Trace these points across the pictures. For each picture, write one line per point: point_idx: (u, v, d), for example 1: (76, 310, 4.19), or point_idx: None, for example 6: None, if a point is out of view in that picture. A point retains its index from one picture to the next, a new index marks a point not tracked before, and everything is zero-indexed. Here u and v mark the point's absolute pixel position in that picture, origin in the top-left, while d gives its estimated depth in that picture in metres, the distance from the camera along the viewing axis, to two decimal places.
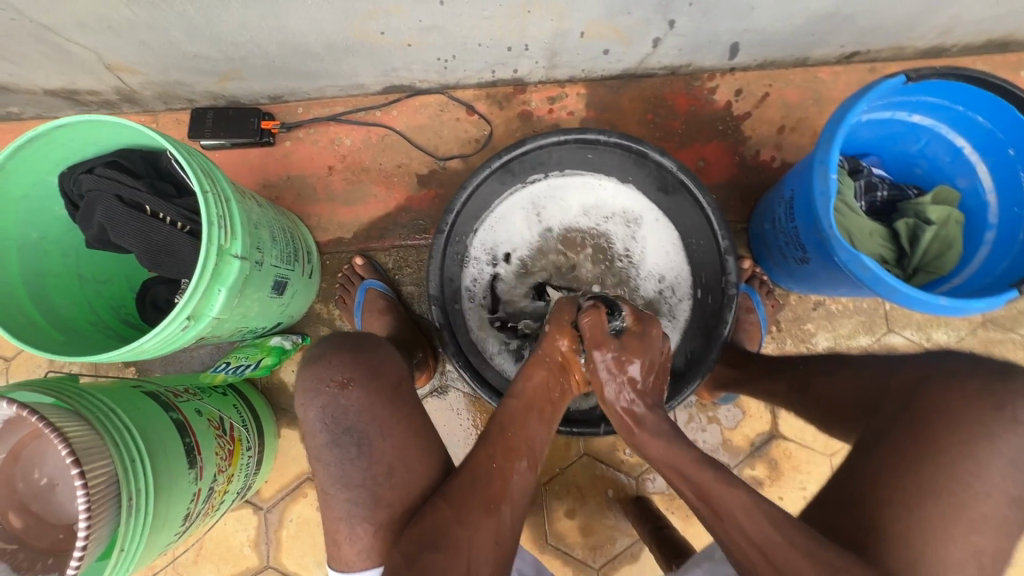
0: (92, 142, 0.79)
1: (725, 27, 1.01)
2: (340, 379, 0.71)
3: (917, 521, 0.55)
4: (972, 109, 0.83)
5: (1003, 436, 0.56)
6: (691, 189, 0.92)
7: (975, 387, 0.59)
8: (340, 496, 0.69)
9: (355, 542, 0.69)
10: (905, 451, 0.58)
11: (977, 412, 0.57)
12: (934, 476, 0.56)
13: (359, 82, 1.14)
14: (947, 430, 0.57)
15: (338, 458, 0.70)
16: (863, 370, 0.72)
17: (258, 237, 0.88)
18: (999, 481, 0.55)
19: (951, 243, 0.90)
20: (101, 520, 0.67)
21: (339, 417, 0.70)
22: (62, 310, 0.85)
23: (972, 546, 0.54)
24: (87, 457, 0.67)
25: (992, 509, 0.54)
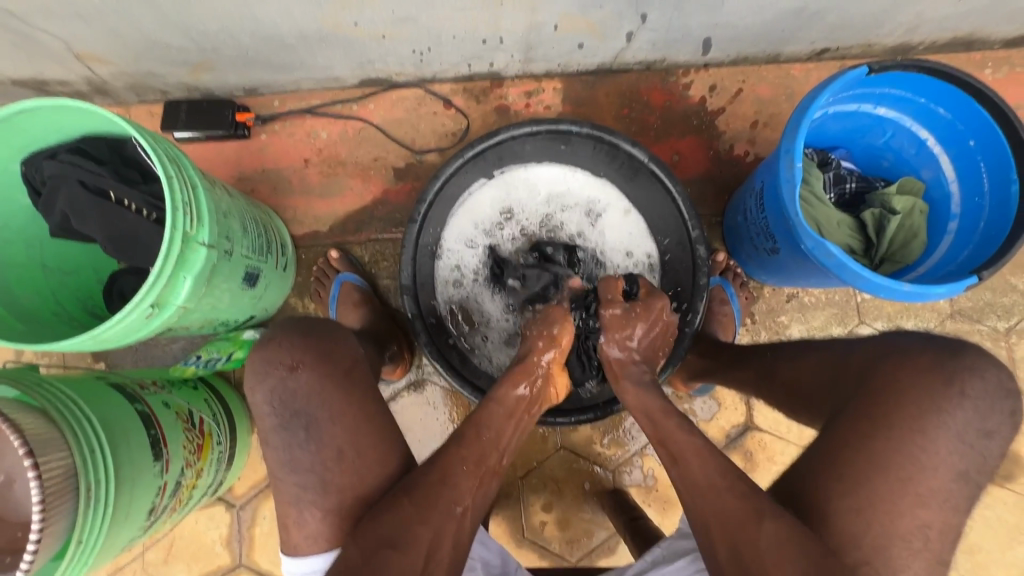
0: (56, 129, 0.78)
1: (696, 21, 1.02)
2: (290, 361, 0.69)
3: (871, 498, 0.59)
4: (933, 101, 0.85)
5: (951, 411, 0.60)
6: (662, 179, 0.92)
7: (926, 363, 0.62)
8: (289, 479, 0.68)
9: (305, 525, 0.68)
10: (865, 432, 0.61)
11: (928, 387, 0.61)
12: (886, 453, 0.60)
13: (335, 75, 1.14)
14: (898, 406, 0.61)
15: (285, 441, 0.68)
16: (830, 358, 0.73)
17: (228, 226, 0.87)
18: (945, 456, 0.59)
19: (916, 232, 0.91)
20: (56, 513, 0.66)
21: (287, 400, 0.68)
22: (24, 300, 0.83)
23: (916, 518, 0.59)
24: (41, 448, 0.65)
25: (938, 482, 0.59)
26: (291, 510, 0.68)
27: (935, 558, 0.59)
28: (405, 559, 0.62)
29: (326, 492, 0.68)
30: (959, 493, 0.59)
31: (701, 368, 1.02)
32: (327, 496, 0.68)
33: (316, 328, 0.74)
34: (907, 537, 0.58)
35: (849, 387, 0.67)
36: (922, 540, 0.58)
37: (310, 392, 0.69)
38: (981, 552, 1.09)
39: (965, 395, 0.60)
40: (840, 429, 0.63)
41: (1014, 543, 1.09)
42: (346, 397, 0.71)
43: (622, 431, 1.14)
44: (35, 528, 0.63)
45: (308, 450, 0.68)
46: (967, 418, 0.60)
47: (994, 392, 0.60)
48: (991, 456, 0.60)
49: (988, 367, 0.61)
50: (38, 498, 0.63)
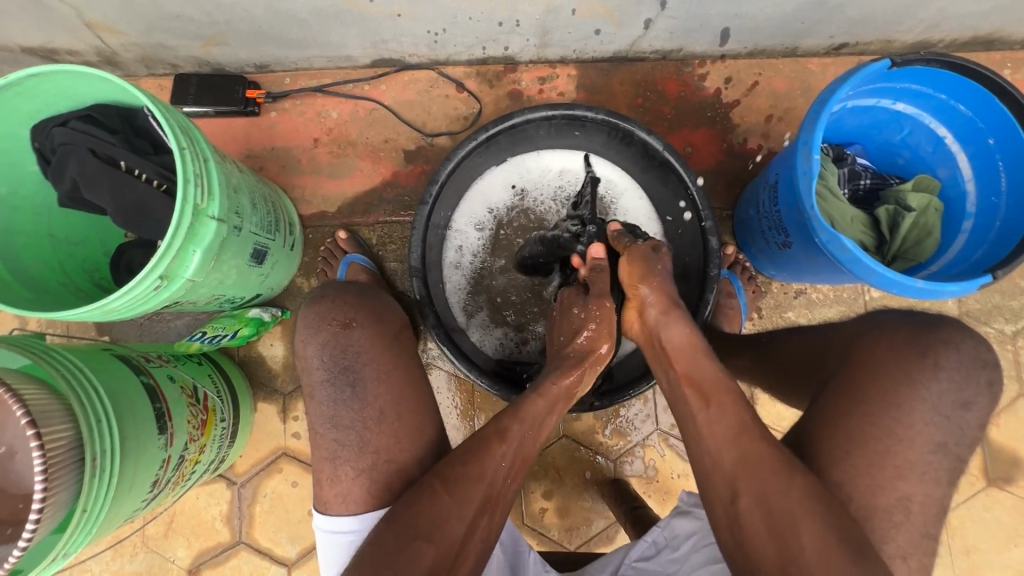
0: (67, 95, 0.77)
1: (715, 10, 1.01)
2: (342, 318, 0.74)
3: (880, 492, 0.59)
4: (954, 97, 0.85)
5: (924, 383, 0.60)
6: (677, 169, 0.92)
7: (899, 340, 0.63)
8: (328, 435, 0.70)
9: (337, 483, 0.69)
10: (842, 406, 0.61)
11: (900, 361, 0.61)
12: (861, 426, 0.60)
13: (347, 53, 1.12)
14: (872, 379, 0.61)
15: (332, 397, 0.71)
16: (819, 340, 0.74)
17: (237, 201, 0.86)
18: (920, 427, 0.59)
19: (930, 230, 0.91)
20: (59, 484, 0.66)
21: (338, 355, 0.72)
22: (31, 269, 0.82)
23: (918, 512, 0.58)
24: (43, 419, 0.66)
25: (946, 477, 0.58)
26: (328, 471, 0.69)
27: (918, 531, 0.58)
28: (410, 538, 0.62)
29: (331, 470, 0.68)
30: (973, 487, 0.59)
31: None
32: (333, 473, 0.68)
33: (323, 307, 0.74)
34: (887, 510, 0.58)
35: (834, 366, 0.67)
36: (903, 513, 0.58)
37: (361, 350, 0.72)
38: (978, 553, 1.09)
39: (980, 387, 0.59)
40: (821, 409, 0.63)
41: (1010, 544, 1.09)
42: (355, 377, 0.71)
43: (624, 421, 1.14)
44: (37, 497, 0.63)
45: None
46: (943, 391, 0.60)
47: (968, 363, 0.60)
48: (968, 427, 0.60)
49: (964, 340, 0.61)
50: (40, 470, 0.64)
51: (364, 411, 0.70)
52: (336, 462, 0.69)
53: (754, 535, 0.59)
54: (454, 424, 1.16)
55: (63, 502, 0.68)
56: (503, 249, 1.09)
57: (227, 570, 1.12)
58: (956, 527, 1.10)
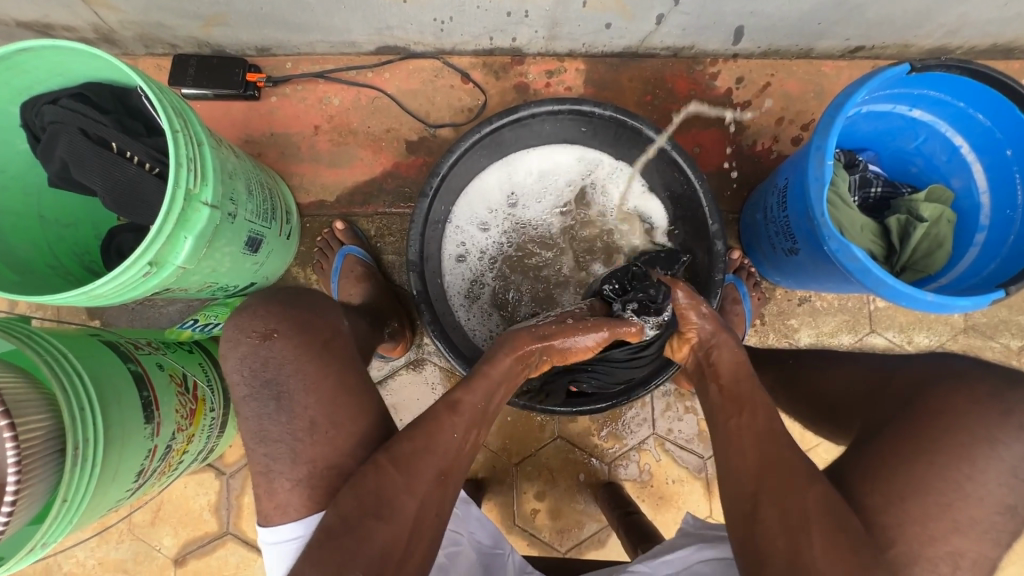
0: (58, 71, 0.75)
1: (730, 8, 0.98)
2: (263, 329, 0.68)
3: (896, 518, 0.56)
4: (973, 106, 0.82)
5: (1007, 442, 0.56)
6: (684, 169, 0.89)
7: (983, 393, 0.58)
8: (258, 450, 0.66)
9: (275, 495, 0.65)
10: (902, 451, 0.58)
11: (983, 416, 0.57)
12: (927, 477, 0.56)
13: (351, 39, 1.09)
14: (947, 431, 0.57)
15: (256, 412, 0.67)
16: (871, 374, 0.72)
17: (232, 188, 0.83)
18: (993, 487, 0.55)
19: (941, 242, 0.89)
20: (35, 475, 0.65)
21: (257, 367, 0.67)
22: (20, 251, 0.80)
23: (950, 547, 0.55)
24: (19, 409, 0.64)
25: (981, 514, 0.55)
26: (278, 479, 0.66)
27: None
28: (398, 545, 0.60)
29: (318, 473, 0.65)
30: (1004, 527, 0.55)
31: None
32: (321, 472, 0.65)
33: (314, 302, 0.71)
34: (933, 562, 0.55)
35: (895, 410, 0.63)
36: (952, 568, 0.55)
37: (283, 362, 0.67)
38: None
39: (998, 410, 0.56)
40: (881, 450, 0.60)
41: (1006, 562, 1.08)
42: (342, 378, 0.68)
43: (620, 424, 1.12)
44: (8, 489, 0.62)
45: (305, 423, 0.66)
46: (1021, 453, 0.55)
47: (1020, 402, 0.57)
48: None
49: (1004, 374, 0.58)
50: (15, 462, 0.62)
51: (292, 422, 0.66)
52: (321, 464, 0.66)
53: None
54: None
55: (40, 492, 0.66)
56: (505, 244, 1.07)
57: (213, 561, 1.10)
58: None
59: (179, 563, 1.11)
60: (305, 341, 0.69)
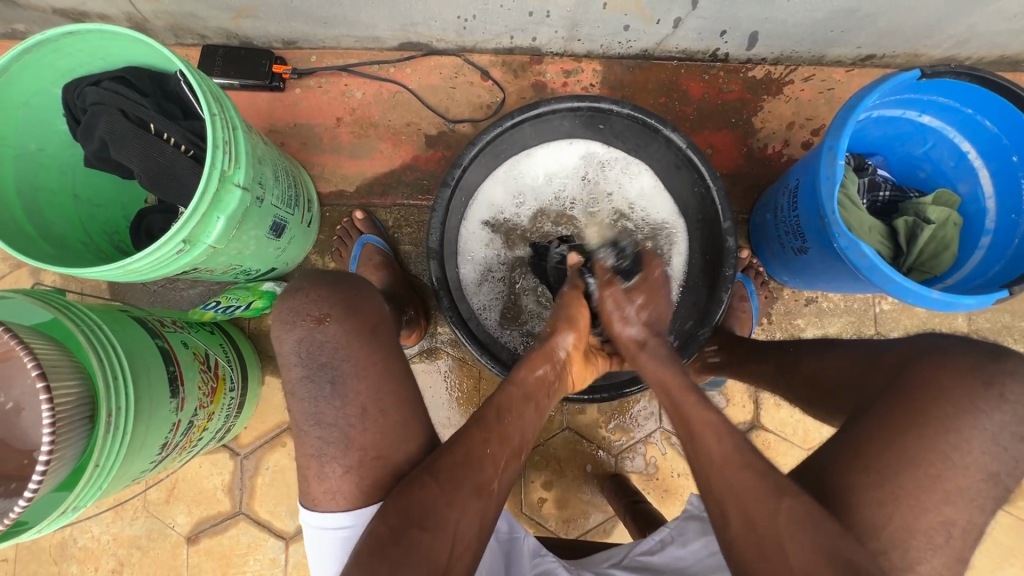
0: (101, 55, 0.78)
1: (745, 13, 1.01)
2: (317, 313, 0.69)
3: (893, 491, 0.57)
4: (980, 112, 0.85)
5: (987, 412, 0.58)
6: (699, 168, 0.92)
7: (966, 366, 0.60)
8: (312, 433, 0.68)
9: (325, 479, 0.68)
10: (896, 424, 0.60)
11: (968, 389, 0.59)
12: (918, 449, 0.58)
13: (375, 34, 1.13)
14: (934, 401, 0.59)
15: (295, 387, 0.69)
16: (861, 357, 0.73)
17: (261, 172, 0.86)
18: (977, 455, 0.57)
19: (947, 244, 0.91)
20: (66, 440, 0.67)
21: (313, 350, 0.69)
22: (56, 227, 0.83)
23: (942, 517, 0.56)
24: (54, 374, 0.67)
25: (967, 480, 0.57)
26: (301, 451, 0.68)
27: (953, 555, 0.56)
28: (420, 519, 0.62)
29: (337, 453, 0.68)
30: (989, 494, 0.57)
31: (716, 362, 1.02)
32: (346, 448, 0.68)
33: (349, 283, 0.74)
34: (929, 534, 0.56)
35: (884, 385, 0.66)
36: (944, 537, 0.56)
37: (338, 345, 0.69)
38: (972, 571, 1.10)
39: (1013, 404, 0.58)
40: (874, 422, 0.62)
41: (1004, 563, 1.10)
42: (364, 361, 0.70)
43: (628, 417, 1.15)
44: (43, 450, 0.64)
45: (323, 401, 0.68)
46: (1004, 422, 0.58)
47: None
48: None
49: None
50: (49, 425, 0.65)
51: (345, 408, 0.68)
52: (340, 440, 0.68)
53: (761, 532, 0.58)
54: (458, 410, 1.16)
55: (70, 456, 0.69)
56: (520, 236, 1.10)
57: (225, 540, 1.13)
58: None
59: (192, 541, 1.13)
60: (346, 326, 0.70)
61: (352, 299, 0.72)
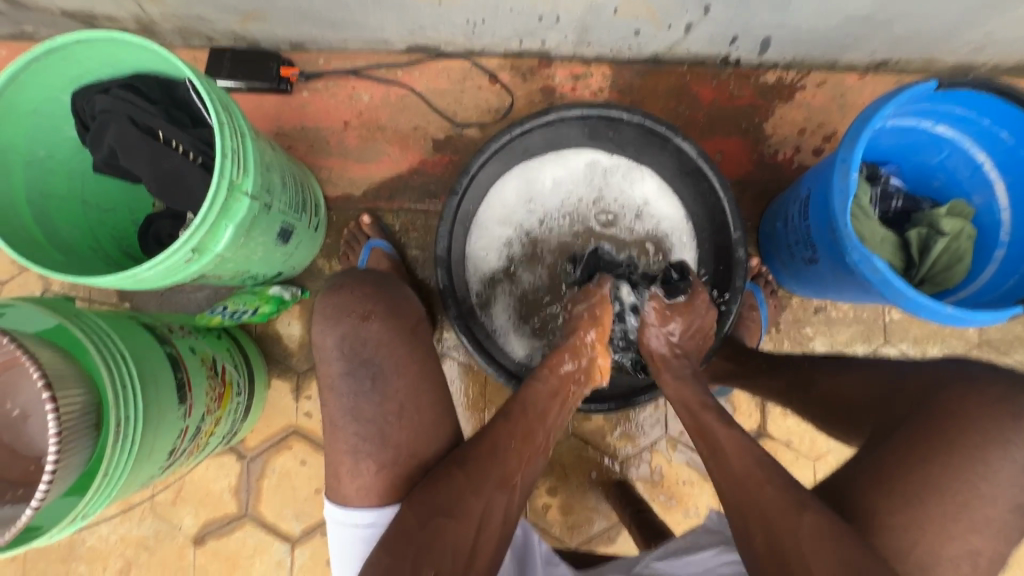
0: (109, 62, 0.78)
1: (758, 19, 1.00)
2: (361, 310, 0.71)
3: (921, 518, 0.59)
4: (997, 124, 0.83)
5: (1016, 444, 0.59)
6: (710, 178, 0.91)
7: (994, 398, 0.61)
8: (349, 429, 0.68)
9: (359, 476, 0.68)
10: (922, 452, 0.60)
11: (996, 418, 0.60)
12: (947, 479, 0.59)
13: (384, 37, 1.12)
14: (962, 433, 0.60)
15: None
16: (881, 378, 0.72)
17: (269, 179, 0.86)
18: (1005, 487, 0.59)
19: (960, 257, 0.90)
20: (71, 448, 0.67)
21: (357, 346, 0.69)
22: (66, 234, 0.83)
23: (969, 545, 0.58)
24: (58, 382, 0.67)
25: (995, 512, 0.58)
26: None
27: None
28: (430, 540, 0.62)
29: (343, 462, 0.68)
30: (1012, 524, 0.59)
31: (724, 373, 1.00)
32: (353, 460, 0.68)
33: (390, 283, 0.73)
34: (954, 561, 0.58)
35: (907, 409, 0.65)
36: (970, 565, 0.58)
37: (380, 342, 0.70)
38: None
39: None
40: (898, 448, 0.62)
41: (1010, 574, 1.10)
42: (368, 376, 0.69)
43: (634, 424, 1.14)
44: (50, 457, 0.64)
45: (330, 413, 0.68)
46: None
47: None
48: None
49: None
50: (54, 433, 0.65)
51: (384, 405, 0.68)
52: (346, 453, 0.68)
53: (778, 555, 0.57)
54: (464, 416, 1.16)
55: (76, 463, 0.69)
56: (527, 241, 1.09)
57: (231, 542, 1.13)
58: None
59: (199, 543, 1.14)
60: (389, 325, 0.71)
61: (394, 299, 0.73)
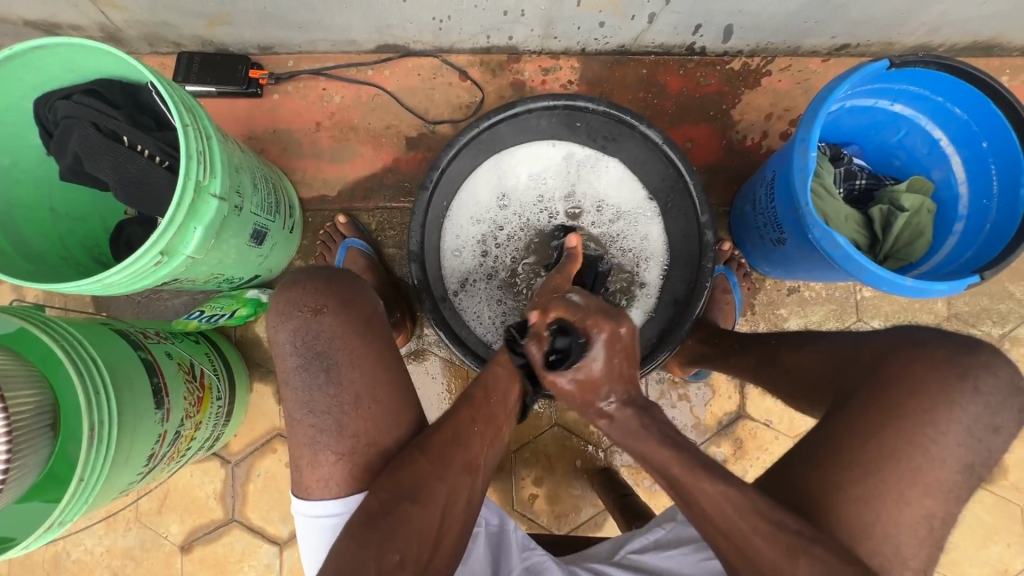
0: (71, 67, 0.77)
1: (719, 7, 1.02)
2: (313, 305, 0.69)
3: (879, 486, 0.60)
4: (950, 101, 0.86)
5: (962, 404, 0.60)
6: (675, 162, 0.93)
7: (942, 359, 0.62)
8: (305, 421, 0.68)
9: (318, 467, 0.68)
10: (878, 423, 0.61)
11: (952, 388, 0.60)
12: (896, 444, 0.60)
13: (352, 37, 1.12)
14: (909, 397, 0.61)
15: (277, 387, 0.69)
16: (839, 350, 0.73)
17: (238, 181, 0.86)
18: (953, 447, 0.60)
19: (921, 231, 0.92)
20: (27, 451, 0.67)
21: (310, 341, 0.69)
22: (33, 243, 0.83)
23: (924, 509, 0.60)
24: (8, 385, 0.67)
25: (944, 473, 0.60)
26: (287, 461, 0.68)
27: (906, 533, 0.59)
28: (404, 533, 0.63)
29: (319, 451, 0.68)
30: (967, 486, 0.60)
31: (701, 355, 1.02)
32: (329, 447, 0.68)
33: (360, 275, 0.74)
34: (914, 526, 0.60)
35: (858, 377, 0.67)
36: (927, 529, 0.60)
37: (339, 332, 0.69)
38: (958, 550, 1.12)
39: (976, 391, 0.60)
40: (848, 417, 0.63)
41: (989, 541, 1.12)
42: (336, 363, 0.69)
43: None
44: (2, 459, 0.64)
45: (304, 402, 0.68)
46: (977, 413, 0.60)
47: (1005, 390, 0.60)
48: (994, 450, 0.60)
49: (1002, 366, 0.61)
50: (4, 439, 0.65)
51: (339, 395, 0.68)
52: (318, 447, 0.68)
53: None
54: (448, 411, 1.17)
55: (34, 465, 0.69)
56: (500, 234, 1.10)
57: (219, 548, 1.13)
58: None
59: (185, 550, 1.13)
60: (343, 318, 0.70)
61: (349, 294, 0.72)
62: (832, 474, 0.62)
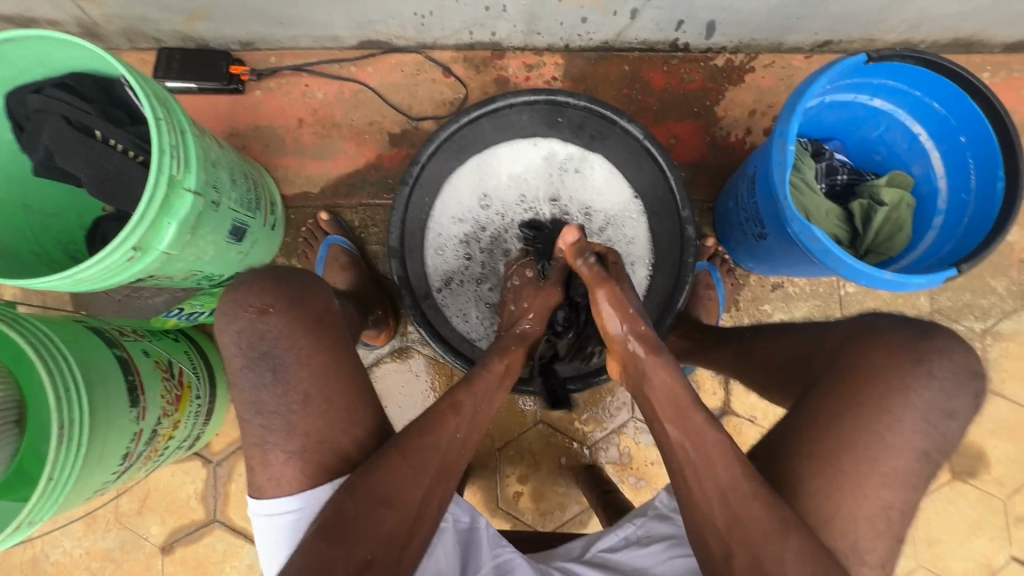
0: (43, 61, 0.76)
1: (701, 2, 1.02)
2: (259, 304, 0.69)
3: (847, 477, 0.60)
4: (928, 95, 0.86)
5: (916, 390, 0.61)
6: (656, 157, 0.93)
7: (915, 350, 0.62)
8: (252, 421, 0.67)
9: (268, 468, 0.67)
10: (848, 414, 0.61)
11: (924, 378, 0.61)
12: (848, 434, 0.61)
13: (334, 33, 1.12)
14: (867, 383, 0.62)
15: (253, 382, 0.68)
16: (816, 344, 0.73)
17: (215, 176, 0.85)
18: (909, 434, 0.60)
19: (901, 226, 0.93)
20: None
21: (255, 340, 0.68)
22: (6, 239, 0.82)
23: (881, 499, 0.60)
24: None
25: (899, 461, 0.60)
26: (261, 457, 0.67)
27: (876, 524, 0.60)
28: (374, 528, 0.62)
29: (292, 446, 0.67)
30: (931, 476, 0.60)
31: (679, 351, 1.01)
32: (280, 446, 0.67)
33: None
34: (872, 518, 0.60)
35: (823, 367, 0.68)
36: (885, 521, 0.60)
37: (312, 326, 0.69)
38: (941, 545, 1.12)
39: (931, 375, 0.61)
40: (812, 405, 0.64)
41: (972, 536, 1.12)
42: (309, 358, 0.68)
43: (601, 408, 1.15)
44: None
45: (278, 397, 0.68)
46: (932, 398, 0.61)
47: (959, 374, 0.61)
48: (950, 435, 0.61)
49: (958, 349, 0.62)
50: None
51: (286, 395, 0.67)
52: (290, 440, 0.67)
53: (737, 530, 0.60)
54: None
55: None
56: (483, 231, 1.09)
57: (200, 548, 1.12)
58: (921, 518, 1.13)
59: (166, 551, 1.12)
60: (299, 317, 0.69)
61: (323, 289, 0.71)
62: (803, 466, 0.62)
